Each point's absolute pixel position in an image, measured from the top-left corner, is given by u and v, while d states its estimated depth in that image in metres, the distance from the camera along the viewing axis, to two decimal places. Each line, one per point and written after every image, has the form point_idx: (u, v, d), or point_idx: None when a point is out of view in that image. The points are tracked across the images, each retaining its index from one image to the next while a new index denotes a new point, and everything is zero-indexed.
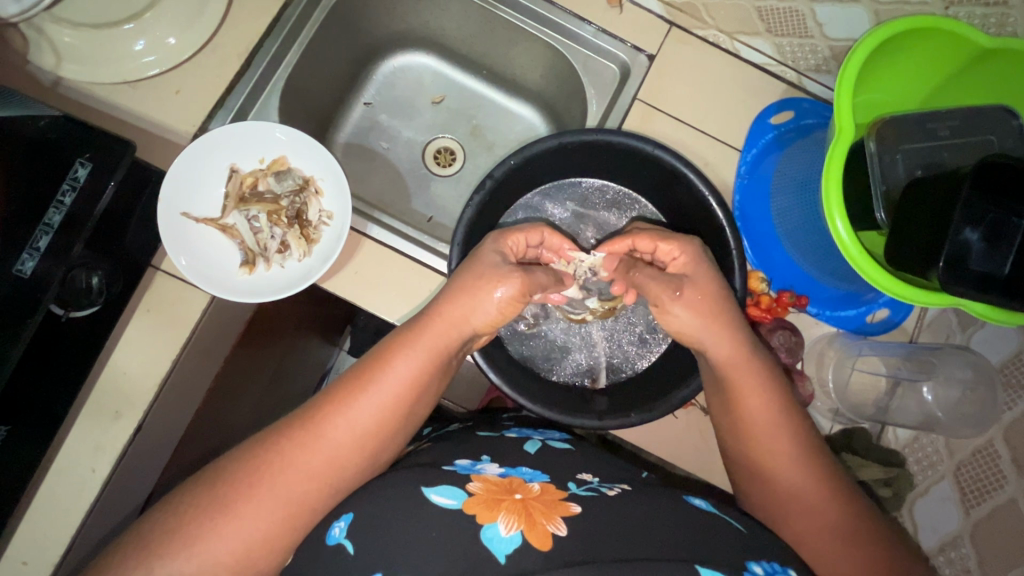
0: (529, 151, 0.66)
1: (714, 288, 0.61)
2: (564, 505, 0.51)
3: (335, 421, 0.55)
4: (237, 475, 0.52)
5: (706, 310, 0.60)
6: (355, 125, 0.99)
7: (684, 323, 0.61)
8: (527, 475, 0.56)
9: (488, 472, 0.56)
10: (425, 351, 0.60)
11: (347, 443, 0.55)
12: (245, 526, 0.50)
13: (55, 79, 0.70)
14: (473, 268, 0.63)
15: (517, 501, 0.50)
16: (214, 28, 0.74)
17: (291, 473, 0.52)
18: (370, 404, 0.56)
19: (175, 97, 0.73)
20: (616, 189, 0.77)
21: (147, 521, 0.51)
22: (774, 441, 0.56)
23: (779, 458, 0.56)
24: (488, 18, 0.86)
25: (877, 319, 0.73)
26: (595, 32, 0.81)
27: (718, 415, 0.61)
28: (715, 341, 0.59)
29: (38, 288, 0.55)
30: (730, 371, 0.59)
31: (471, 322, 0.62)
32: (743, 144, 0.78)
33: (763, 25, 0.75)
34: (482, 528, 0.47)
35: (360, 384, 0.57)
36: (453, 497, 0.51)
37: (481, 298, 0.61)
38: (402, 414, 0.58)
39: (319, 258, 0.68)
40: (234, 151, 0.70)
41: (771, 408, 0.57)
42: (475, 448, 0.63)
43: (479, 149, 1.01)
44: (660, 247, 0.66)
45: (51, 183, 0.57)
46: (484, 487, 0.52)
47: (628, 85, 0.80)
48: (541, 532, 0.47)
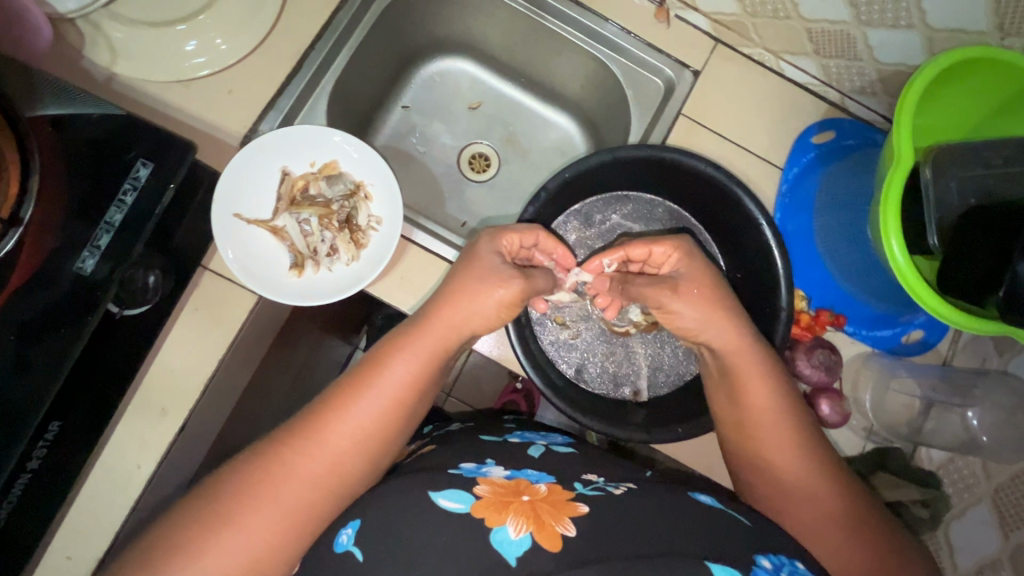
0: (582, 164, 0.66)
1: (711, 284, 0.64)
2: (571, 504, 0.51)
3: (337, 425, 0.56)
4: (237, 485, 0.52)
5: (705, 303, 0.63)
6: (393, 127, 0.99)
7: (689, 321, 0.63)
8: (533, 477, 0.56)
9: (494, 474, 0.56)
10: (422, 352, 0.61)
11: (348, 446, 0.56)
12: (245, 537, 0.50)
13: (109, 75, 0.71)
14: (471, 271, 0.64)
15: (524, 503, 0.51)
16: (267, 30, 0.74)
17: (293, 480, 0.53)
18: (368, 406, 0.57)
19: (227, 97, 0.73)
20: (664, 205, 0.77)
21: (151, 531, 0.51)
22: (788, 454, 0.57)
23: (776, 444, 0.57)
24: (534, 27, 0.86)
25: (911, 340, 0.74)
26: (640, 45, 0.81)
27: (722, 406, 0.62)
28: (722, 334, 0.62)
29: (99, 287, 0.56)
30: (734, 358, 0.61)
31: (469, 326, 0.64)
32: (786, 162, 0.79)
33: (811, 46, 0.75)
34: (492, 530, 0.48)
35: (356, 387, 0.58)
36: (461, 501, 0.51)
37: (479, 298, 0.63)
38: (401, 416, 0.59)
39: (369, 263, 0.69)
40: (285, 154, 0.70)
41: (775, 398, 0.59)
42: (478, 452, 0.64)
43: (513, 156, 1.01)
44: (655, 250, 0.67)
45: (114, 182, 0.57)
46: (491, 490, 0.52)
47: (672, 100, 0.81)
48: (550, 533, 0.47)
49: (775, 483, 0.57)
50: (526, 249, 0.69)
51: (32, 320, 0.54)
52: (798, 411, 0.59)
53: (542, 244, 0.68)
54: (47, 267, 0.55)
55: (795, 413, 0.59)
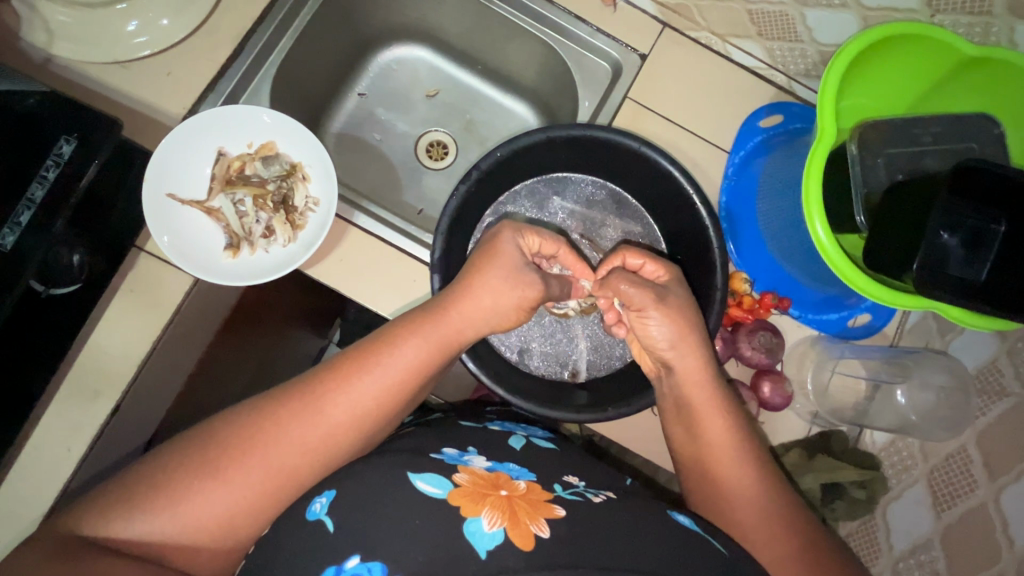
0: (516, 143, 0.65)
1: (687, 306, 0.63)
2: (548, 506, 0.49)
3: (337, 399, 0.55)
4: (230, 441, 0.51)
5: (680, 321, 0.62)
6: (349, 115, 0.98)
7: (662, 332, 0.62)
8: (513, 472, 0.55)
9: (476, 464, 0.55)
10: (433, 341, 0.59)
11: (345, 424, 0.55)
12: (230, 491, 0.50)
13: (47, 57, 0.70)
14: (493, 260, 0.63)
15: (501, 497, 0.49)
16: (208, 11, 0.74)
17: (286, 446, 0.52)
18: (372, 386, 0.56)
19: (167, 79, 0.72)
20: (606, 187, 0.76)
21: (135, 472, 0.51)
22: (738, 463, 0.57)
23: (733, 474, 0.57)
24: (486, 13, 0.86)
25: (859, 324, 0.74)
26: (590, 32, 0.81)
27: (680, 438, 0.62)
28: (682, 356, 0.62)
29: (18, 263, 0.56)
30: (690, 392, 0.61)
31: (478, 319, 0.62)
32: (732, 146, 0.80)
33: (754, 28, 0.75)
34: (465, 520, 0.46)
35: (362, 364, 0.56)
36: (438, 485, 0.50)
37: (494, 290, 0.62)
38: (400, 403, 0.58)
39: (303, 244, 0.68)
40: (220, 134, 0.69)
41: (729, 434, 0.59)
42: (459, 438, 0.62)
43: (472, 144, 1.01)
44: (648, 266, 0.67)
45: (36, 159, 0.57)
46: (470, 480, 0.52)
47: (619, 85, 0.80)
48: (523, 531, 0.46)
49: (727, 506, 0.57)
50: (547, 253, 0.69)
51: None
52: (755, 447, 0.59)
53: (561, 255, 0.69)
54: None
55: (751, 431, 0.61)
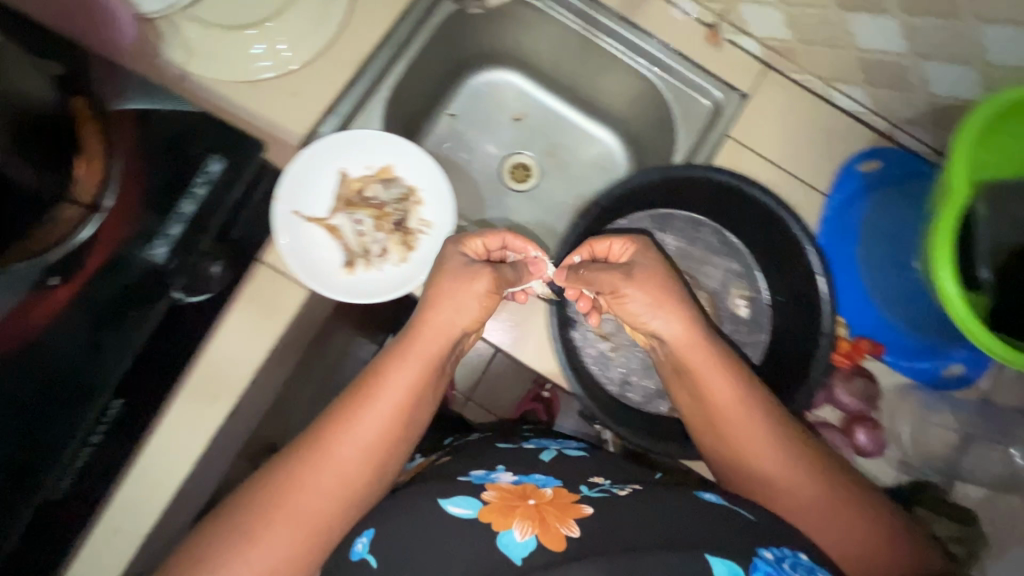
0: (629, 184, 0.68)
1: (660, 270, 0.66)
2: (576, 506, 0.51)
3: (341, 439, 0.57)
4: (253, 505, 0.54)
5: (655, 289, 0.64)
6: (439, 135, 1.01)
7: (639, 303, 0.64)
8: (539, 481, 0.57)
9: (502, 480, 0.57)
10: (418, 362, 0.61)
11: (355, 457, 0.56)
12: (268, 550, 0.52)
13: (181, 73, 0.73)
14: (445, 274, 0.65)
15: (530, 507, 0.52)
16: (332, 36, 0.76)
17: (306, 493, 0.54)
18: (370, 418, 0.58)
19: (292, 99, 0.75)
20: (710, 226, 0.77)
21: (178, 557, 0.53)
22: (760, 444, 0.58)
23: (750, 445, 0.59)
24: (587, 46, 0.87)
25: (952, 374, 0.74)
26: (692, 69, 0.82)
27: (689, 403, 0.64)
28: (668, 320, 0.63)
29: (169, 274, 0.61)
30: (685, 352, 0.63)
31: (456, 325, 0.64)
32: (831, 189, 0.80)
33: (862, 77, 0.76)
34: (498, 534, 0.49)
35: (359, 401, 0.59)
36: (469, 506, 0.53)
37: (461, 299, 0.63)
38: (402, 422, 0.60)
39: (418, 265, 0.72)
40: (341, 157, 0.72)
41: (737, 392, 0.60)
42: (486, 460, 0.64)
43: (555, 168, 1.03)
44: (614, 245, 0.67)
45: (186, 175, 0.61)
46: (498, 496, 0.54)
47: (719, 124, 0.81)
48: (555, 534, 0.48)
49: (752, 476, 0.59)
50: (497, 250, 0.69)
51: (108, 301, 0.59)
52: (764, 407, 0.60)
53: (508, 245, 0.69)
54: (123, 254, 0.59)
55: (768, 402, 0.61)
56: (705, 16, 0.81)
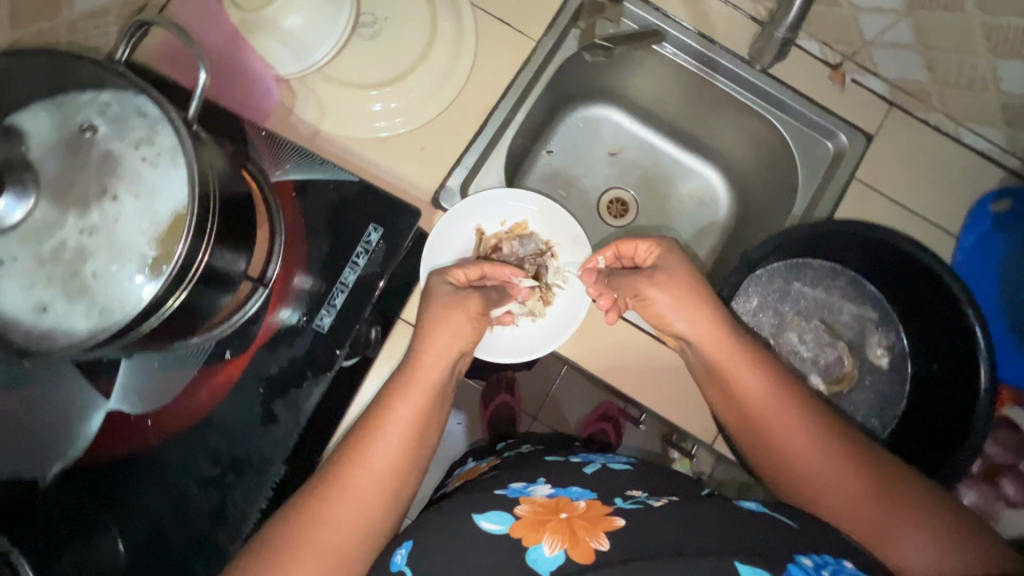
0: (781, 238, 0.68)
1: (687, 274, 0.65)
2: (608, 519, 0.47)
3: (354, 470, 0.52)
4: (270, 547, 0.49)
5: (681, 289, 0.63)
6: (538, 172, 1.00)
7: (663, 305, 0.64)
8: (575, 493, 0.53)
9: (537, 493, 0.53)
10: (421, 388, 0.57)
11: (371, 487, 0.52)
12: None
13: (315, 132, 0.73)
14: (437, 298, 0.64)
15: (562, 520, 0.48)
16: (459, 90, 0.76)
17: (326, 529, 0.49)
18: (382, 446, 0.53)
19: (420, 154, 0.76)
20: (845, 273, 0.76)
21: None
22: (799, 437, 0.54)
23: (787, 436, 0.55)
24: (700, 85, 0.87)
25: None
26: (814, 109, 0.81)
27: (722, 405, 0.61)
28: (692, 322, 0.62)
29: (335, 342, 0.62)
30: (712, 350, 0.61)
31: (454, 344, 0.61)
32: (962, 230, 0.78)
33: (1001, 118, 0.74)
34: (527, 550, 0.46)
35: (370, 433, 0.54)
36: (501, 522, 0.49)
37: (458, 312, 0.62)
38: (416, 444, 0.55)
39: (557, 319, 0.73)
40: (481, 214, 0.74)
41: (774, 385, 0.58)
42: (529, 471, 0.59)
43: (653, 201, 1.02)
44: (640, 248, 0.69)
45: (350, 245, 0.63)
46: (530, 510, 0.50)
47: (845, 165, 0.80)
48: (584, 548, 0.44)
49: (800, 476, 0.54)
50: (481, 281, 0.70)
51: (276, 372, 0.60)
52: (800, 395, 0.57)
53: (488, 273, 0.70)
54: (289, 326, 0.61)
55: (797, 394, 0.57)
56: (830, 56, 0.81)
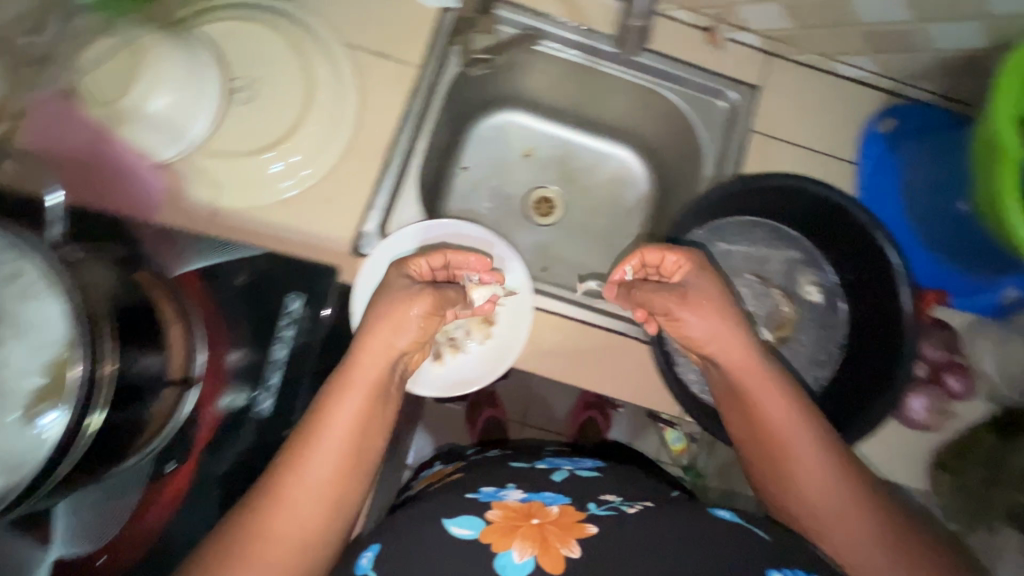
0: (695, 205, 0.70)
1: (716, 295, 0.64)
2: (580, 526, 0.50)
3: (295, 480, 0.51)
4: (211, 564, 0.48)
5: (713, 312, 0.63)
6: (458, 191, 0.99)
7: (696, 328, 0.63)
8: (548, 497, 0.54)
9: (510, 497, 0.54)
10: (360, 392, 0.56)
11: (313, 498, 0.51)
12: None
13: (214, 210, 0.71)
14: (383, 298, 0.60)
15: (533, 526, 0.50)
16: (352, 134, 0.75)
17: (268, 541, 0.49)
18: (323, 453, 0.52)
19: (329, 206, 0.74)
20: (765, 223, 0.78)
21: None
22: (800, 446, 0.58)
23: (804, 463, 0.57)
24: (589, 74, 0.88)
25: (1010, 300, 0.77)
26: (698, 74, 0.84)
27: (734, 413, 0.63)
28: (723, 347, 0.62)
29: (279, 423, 0.60)
30: (740, 374, 0.62)
31: (397, 347, 0.59)
32: (858, 155, 0.83)
33: (867, 46, 0.78)
34: (497, 555, 0.48)
35: (312, 434, 0.53)
36: (471, 527, 0.50)
37: (398, 320, 0.59)
38: (360, 450, 0.54)
39: (503, 338, 0.74)
40: (404, 251, 0.72)
41: (821, 442, 0.58)
42: (500, 477, 0.60)
43: (576, 194, 1.03)
44: (667, 259, 0.67)
45: (271, 321, 0.61)
46: (502, 514, 0.51)
47: (739, 121, 0.83)
48: (554, 556, 0.47)
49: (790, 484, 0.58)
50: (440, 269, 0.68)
51: (226, 471, 0.58)
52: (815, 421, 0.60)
53: (451, 259, 0.68)
54: (232, 413, 0.59)
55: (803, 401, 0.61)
56: (701, 22, 0.84)
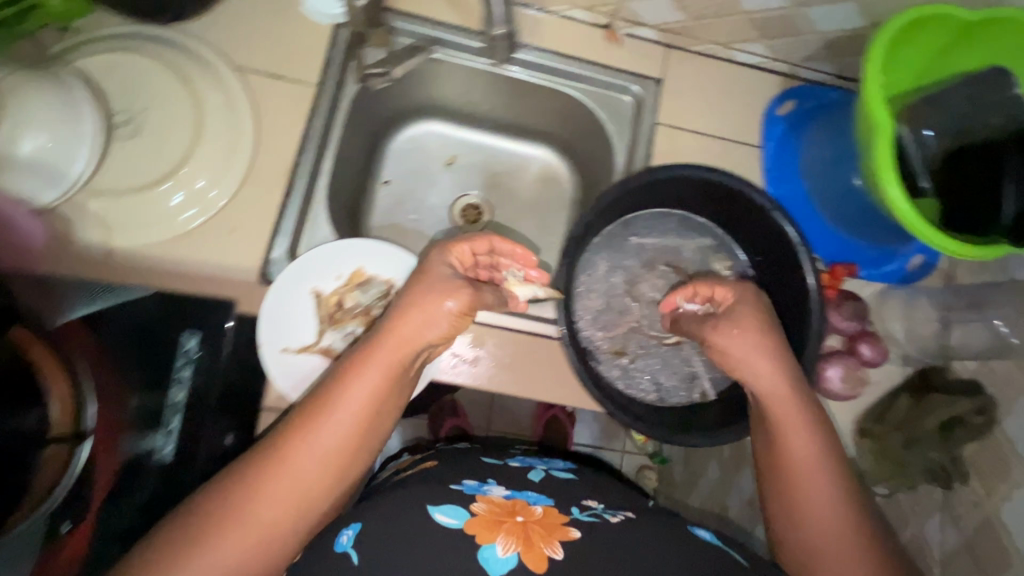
0: (600, 203, 0.69)
1: (761, 326, 0.63)
2: (564, 528, 0.51)
3: (298, 448, 0.51)
4: (206, 512, 0.48)
5: (756, 342, 0.62)
6: (381, 206, 0.98)
7: (736, 350, 0.62)
8: (531, 498, 0.56)
9: (494, 493, 0.55)
10: (379, 368, 0.55)
11: (314, 470, 0.51)
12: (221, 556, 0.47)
13: (107, 251, 0.68)
14: (422, 283, 0.60)
15: (518, 523, 0.51)
16: (250, 159, 0.73)
17: (261, 503, 0.49)
18: (330, 426, 0.52)
19: (232, 235, 0.71)
20: (675, 213, 0.80)
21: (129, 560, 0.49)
22: (817, 485, 0.56)
23: (820, 506, 0.56)
24: (497, 79, 0.88)
25: (915, 266, 0.83)
26: (602, 72, 0.85)
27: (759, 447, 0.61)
28: (760, 375, 0.61)
29: (183, 469, 0.58)
30: (772, 404, 0.60)
31: (424, 339, 0.58)
32: (763, 139, 0.85)
33: (757, 33, 0.80)
34: (481, 546, 0.48)
35: (323, 404, 0.53)
36: (456, 516, 0.51)
37: (430, 311, 0.57)
38: (367, 429, 0.54)
39: None
40: (311, 276, 0.70)
41: (815, 446, 0.57)
42: (478, 471, 0.61)
43: (502, 198, 1.02)
44: (718, 290, 0.67)
45: (165, 362, 0.59)
46: (487, 507, 0.52)
47: (646, 114, 0.84)
48: (537, 554, 0.48)
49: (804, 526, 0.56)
50: (483, 256, 0.66)
51: (126, 529, 0.54)
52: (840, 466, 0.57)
53: (496, 246, 0.66)
54: (135, 460, 0.56)
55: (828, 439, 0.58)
56: (598, 19, 0.85)
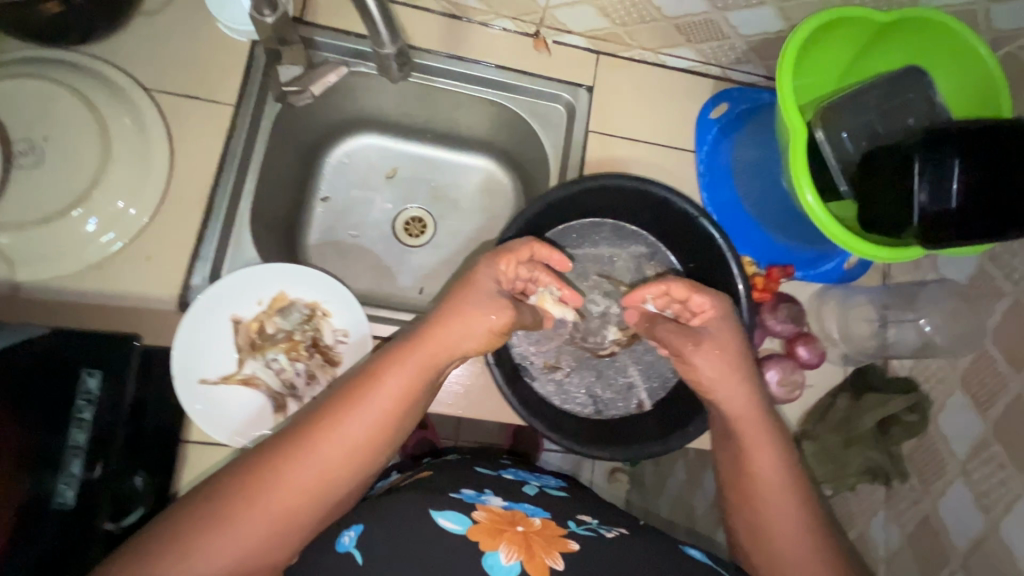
0: (521, 217, 0.67)
1: (734, 343, 0.60)
2: (565, 540, 0.49)
3: (331, 436, 0.50)
4: (230, 490, 0.46)
5: (726, 362, 0.59)
6: (320, 224, 0.95)
7: (705, 369, 0.59)
8: (530, 509, 0.53)
9: (493, 502, 0.53)
10: (417, 364, 0.55)
11: (342, 462, 0.50)
12: (240, 537, 0.45)
13: (14, 286, 0.65)
14: (467, 291, 0.59)
15: (518, 532, 0.49)
16: (165, 183, 0.70)
17: (287, 489, 0.47)
18: (362, 417, 0.51)
19: (148, 263, 0.69)
20: (607, 222, 0.79)
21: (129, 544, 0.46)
22: (783, 502, 0.55)
23: (786, 530, 0.54)
24: (429, 90, 0.87)
25: (852, 264, 0.81)
26: (532, 80, 0.84)
27: (724, 463, 0.60)
28: (732, 395, 0.59)
29: (86, 514, 0.55)
30: (740, 424, 0.58)
31: (459, 348, 0.58)
32: (695, 144, 0.85)
33: (683, 38, 0.80)
34: (484, 554, 0.47)
35: (354, 396, 0.52)
36: (459, 521, 0.49)
37: (470, 322, 0.58)
38: (393, 428, 0.53)
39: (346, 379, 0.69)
40: (231, 303, 0.69)
41: (785, 463, 0.56)
42: (476, 479, 0.58)
43: (446, 210, 1.00)
44: (693, 298, 0.63)
45: (65, 405, 0.56)
46: (489, 515, 0.50)
47: (578, 122, 0.84)
48: (539, 563, 0.46)
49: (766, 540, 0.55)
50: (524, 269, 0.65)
51: None
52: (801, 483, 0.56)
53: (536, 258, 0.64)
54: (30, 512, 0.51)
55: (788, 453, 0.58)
56: (526, 28, 0.84)
